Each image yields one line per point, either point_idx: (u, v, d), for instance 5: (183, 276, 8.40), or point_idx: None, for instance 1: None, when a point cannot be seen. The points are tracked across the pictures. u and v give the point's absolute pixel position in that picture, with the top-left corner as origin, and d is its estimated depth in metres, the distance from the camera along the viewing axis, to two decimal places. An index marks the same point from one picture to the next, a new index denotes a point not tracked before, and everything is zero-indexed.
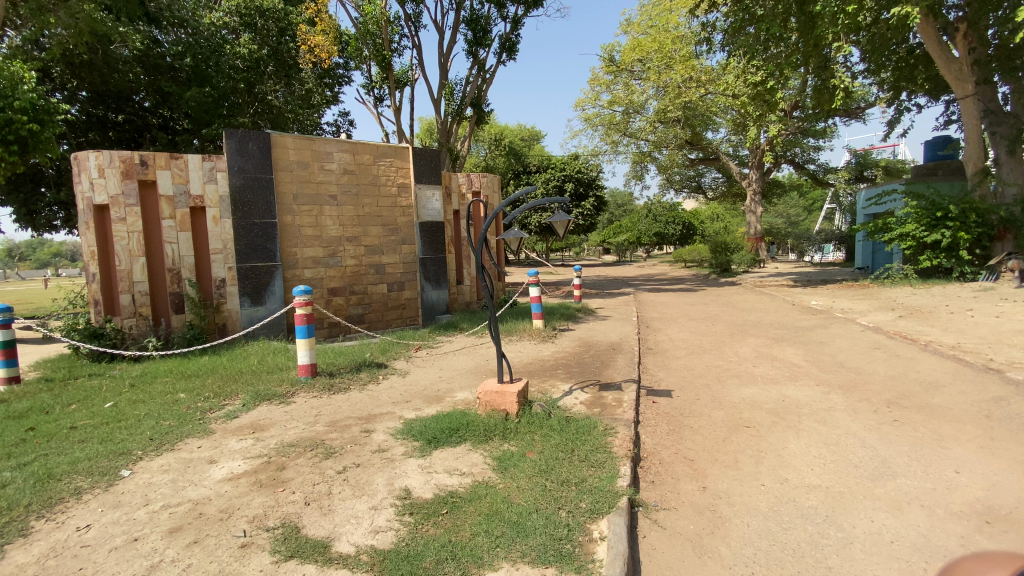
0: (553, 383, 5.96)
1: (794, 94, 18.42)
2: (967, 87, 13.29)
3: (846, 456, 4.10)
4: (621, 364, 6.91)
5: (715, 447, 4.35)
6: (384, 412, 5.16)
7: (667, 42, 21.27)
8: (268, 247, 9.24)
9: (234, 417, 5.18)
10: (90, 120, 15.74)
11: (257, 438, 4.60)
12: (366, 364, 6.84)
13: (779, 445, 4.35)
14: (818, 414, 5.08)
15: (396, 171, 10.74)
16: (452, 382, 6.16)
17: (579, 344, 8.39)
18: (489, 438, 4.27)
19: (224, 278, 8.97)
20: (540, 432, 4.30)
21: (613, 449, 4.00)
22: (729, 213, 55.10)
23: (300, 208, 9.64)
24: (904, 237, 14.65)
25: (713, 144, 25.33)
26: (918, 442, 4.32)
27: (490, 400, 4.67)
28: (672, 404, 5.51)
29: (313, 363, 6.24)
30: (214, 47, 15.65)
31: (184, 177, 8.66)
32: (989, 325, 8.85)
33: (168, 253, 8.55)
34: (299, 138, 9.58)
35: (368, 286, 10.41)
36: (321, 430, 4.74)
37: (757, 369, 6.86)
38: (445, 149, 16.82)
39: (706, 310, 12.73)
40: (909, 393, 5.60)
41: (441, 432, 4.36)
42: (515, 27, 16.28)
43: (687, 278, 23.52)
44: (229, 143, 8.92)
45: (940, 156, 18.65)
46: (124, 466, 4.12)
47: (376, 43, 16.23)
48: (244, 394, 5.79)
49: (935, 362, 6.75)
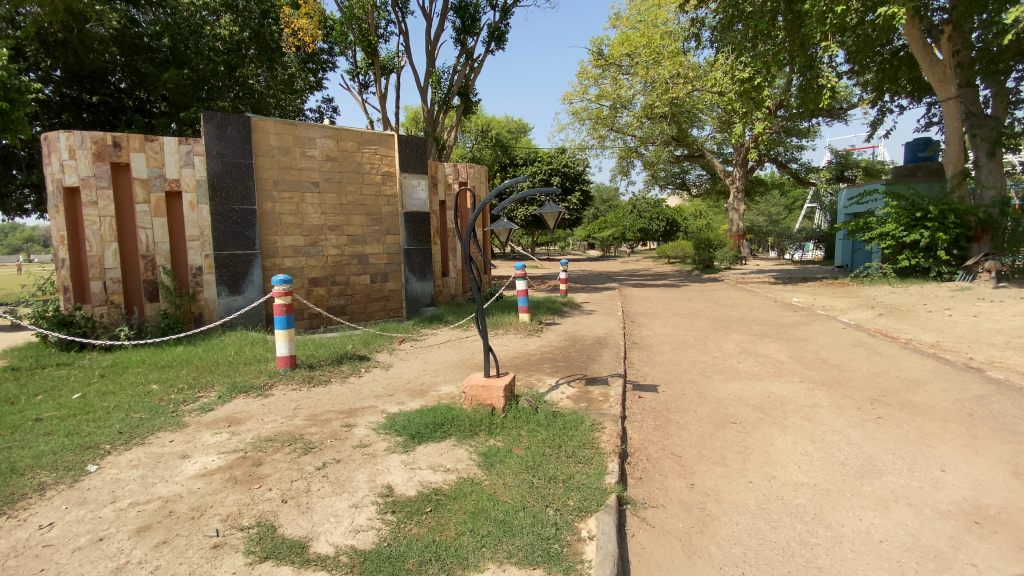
0: (540, 377, 5.90)
1: (780, 93, 18.56)
2: (949, 89, 13.60)
3: (833, 454, 4.10)
4: (607, 358, 6.87)
5: (702, 443, 4.32)
6: (366, 406, 5.01)
7: (656, 37, 21.23)
8: (247, 235, 8.98)
9: (210, 409, 5.00)
10: (65, 100, 15.29)
11: (233, 432, 4.43)
12: (348, 356, 6.67)
13: (766, 442, 4.34)
14: (804, 411, 5.10)
15: (380, 158, 10.51)
16: (437, 376, 6.05)
17: (565, 337, 8.34)
18: (475, 434, 4.17)
19: (200, 266, 8.68)
20: (526, 428, 4.22)
21: (600, 445, 3.93)
22: (711, 210, 55.70)
23: (281, 194, 9.38)
24: (884, 236, 14.93)
25: (699, 141, 25.47)
26: (904, 440, 4.35)
27: (476, 394, 4.57)
28: (658, 399, 5.47)
29: (293, 354, 6.06)
30: (193, 28, 15.14)
31: (159, 160, 8.34)
32: (966, 324, 9.03)
33: (141, 239, 8.23)
34: (280, 122, 9.30)
35: (350, 276, 10.19)
36: (300, 424, 4.59)
37: (742, 365, 6.89)
38: (432, 139, 16.58)
39: (690, 306, 12.79)
40: (891, 390, 5.66)
41: (426, 427, 4.25)
42: (504, 17, 16.08)
43: (671, 274, 23.68)
44: (208, 125, 8.61)
45: (920, 158, 19.02)
46: (91, 460, 3.92)
47: (361, 28, 15.92)
48: (220, 386, 5.59)
49: (917, 360, 6.85)
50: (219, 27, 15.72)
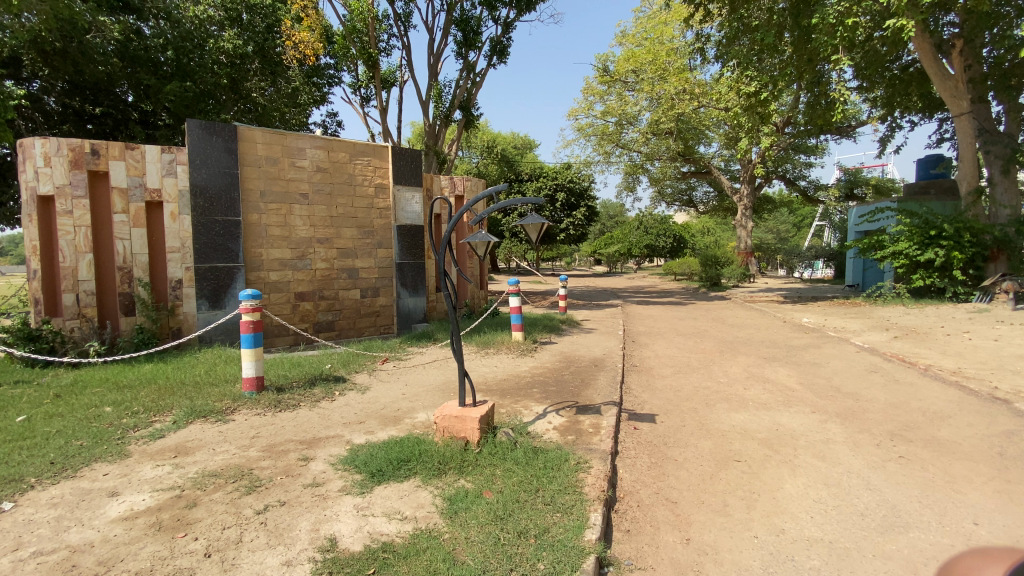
0: (526, 404, 5.40)
1: (788, 110, 18.18)
2: (962, 104, 13.12)
3: (850, 502, 3.57)
4: (602, 383, 6.36)
5: (701, 486, 3.81)
6: (331, 435, 4.56)
7: (662, 54, 20.97)
8: (230, 247, 8.63)
9: (159, 437, 4.56)
10: (67, 111, 15.35)
11: (176, 466, 4.00)
12: (322, 378, 6.21)
13: (774, 485, 3.82)
14: (816, 447, 4.57)
15: (373, 170, 10.18)
16: (416, 401, 5.58)
17: (560, 359, 7.84)
18: (443, 472, 3.69)
19: (180, 279, 8.36)
20: (502, 467, 3.72)
21: (583, 490, 3.42)
22: (720, 228, 55.19)
23: (268, 206, 9.04)
24: (896, 255, 14.30)
25: (705, 158, 25.10)
26: (930, 485, 3.81)
27: (449, 426, 4.09)
28: (655, 432, 4.95)
29: (260, 376, 5.61)
30: (198, 42, 15.21)
31: (140, 169, 8.07)
32: (988, 349, 8.42)
33: (118, 250, 7.92)
34: (268, 131, 9.00)
35: (339, 291, 9.80)
36: (254, 456, 4.14)
37: (748, 393, 6.33)
38: (433, 152, 16.33)
39: (695, 325, 12.22)
40: (913, 424, 5.10)
41: (388, 463, 3.78)
42: (507, 30, 15.92)
43: (677, 291, 23.14)
44: (192, 134, 8.33)
45: (933, 175, 18.53)
46: (7, 497, 3.48)
47: (362, 41, 15.78)
48: (177, 410, 5.16)
49: (938, 389, 6.27)
50: (222, 41, 15.33)
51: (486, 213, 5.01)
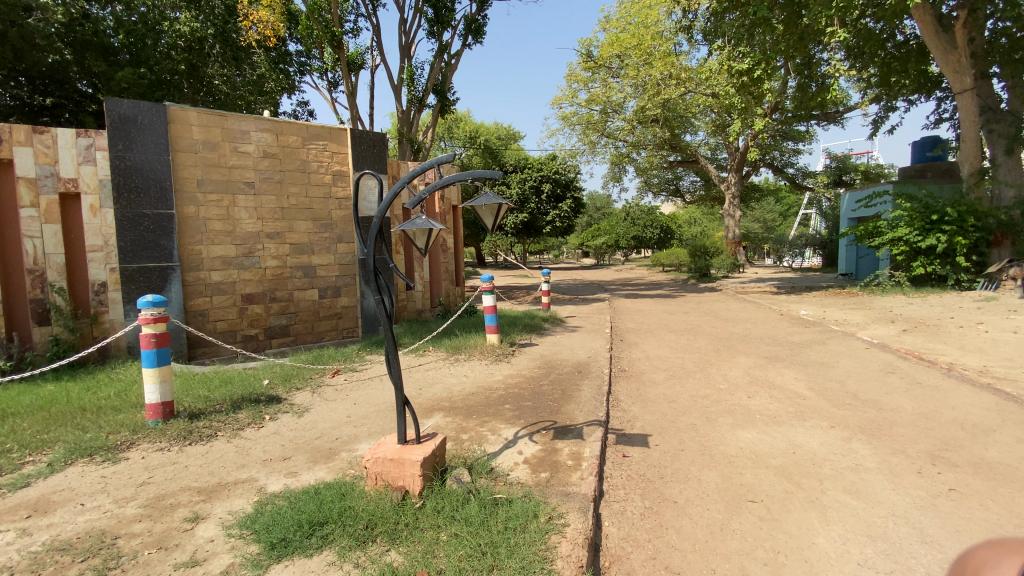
0: (493, 427, 4.49)
1: (779, 92, 17.44)
2: (964, 80, 12.38)
3: (907, 565, 2.72)
4: (586, 396, 5.45)
5: (711, 544, 2.92)
6: (242, 480, 3.61)
7: (646, 38, 19.82)
8: (162, 244, 7.53)
9: (23, 487, 3.56)
10: (14, 103, 13.86)
11: (17, 534, 3.00)
12: (251, 398, 5.22)
13: (803, 539, 2.97)
14: (845, 478, 3.73)
15: (330, 155, 9.14)
16: (361, 426, 4.63)
17: (539, 365, 6.91)
18: (369, 540, 2.78)
19: (105, 281, 7.28)
20: (448, 531, 2.80)
21: (555, 569, 2.50)
22: (706, 218, 54.58)
23: (206, 197, 7.97)
24: (895, 241, 13.49)
25: (692, 146, 24.25)
26: (1002, 533, 3.00)
27: (383, 472, 3.16)
28: (649, 460, 4.07)
29: (167, 402, 4.62)
30: (151, 24, 13.61)
31: (51, 156, 6.95)
32: (1009, 342, 7.70)
33: (27, 249, 6.81)
34: (204, 112, 7.90)
35: (294, 291, 8.79)
36: (131, 516, 3.18)
37: (753, 402, 5.48)
38: (406, 139, 15.22)
39: (686, 321, 11.34)
40: (954, 442, 4.31)
41: (298, 528, 2.84)
42: (482, 8, 14.86)
43: (665, 283, 22.31)
44: (112, 114, 7.20)
45: (928, 157, 17.99)
46: None
47: (325, 18, 14.27)
48: (59, 448, 4.14)
49: (968, 394, 5.51)
50: (178, 23, 14.20)
51: (431, 193, 3.76)
